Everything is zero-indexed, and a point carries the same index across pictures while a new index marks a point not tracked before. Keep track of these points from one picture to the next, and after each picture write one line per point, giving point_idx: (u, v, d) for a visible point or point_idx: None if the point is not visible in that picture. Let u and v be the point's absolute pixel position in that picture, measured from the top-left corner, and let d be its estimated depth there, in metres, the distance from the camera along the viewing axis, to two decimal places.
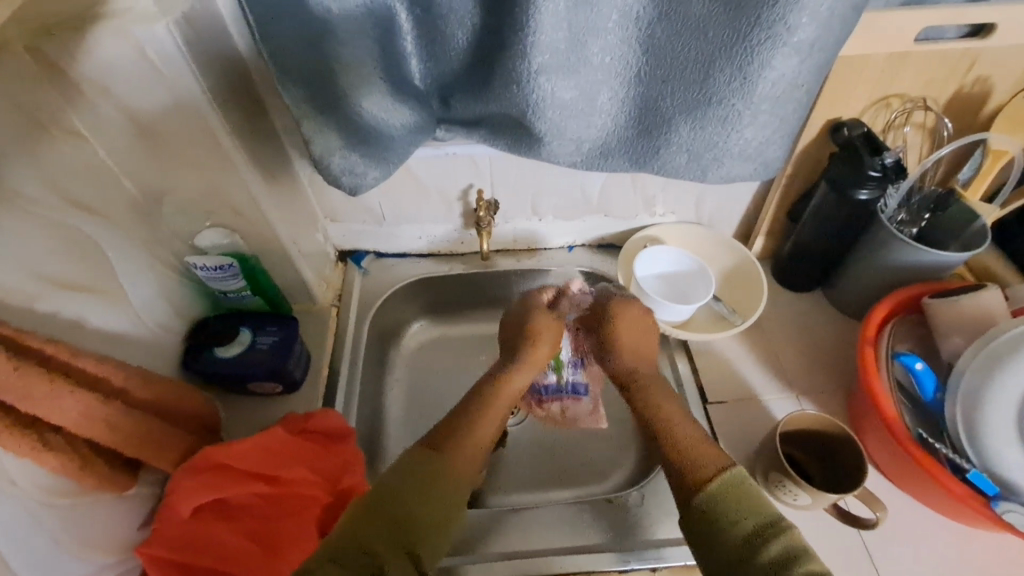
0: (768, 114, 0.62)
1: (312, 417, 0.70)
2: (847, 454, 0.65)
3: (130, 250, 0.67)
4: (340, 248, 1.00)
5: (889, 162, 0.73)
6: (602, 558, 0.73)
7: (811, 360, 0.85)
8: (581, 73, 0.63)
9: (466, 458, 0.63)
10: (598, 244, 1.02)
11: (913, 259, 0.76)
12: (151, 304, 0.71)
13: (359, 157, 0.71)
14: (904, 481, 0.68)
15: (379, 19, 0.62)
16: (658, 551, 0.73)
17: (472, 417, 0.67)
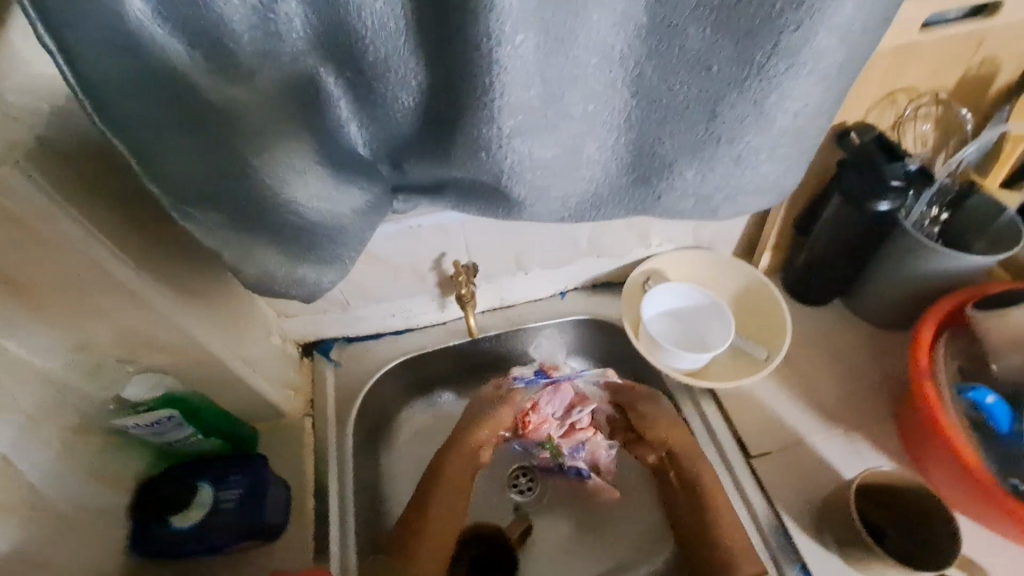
0: (785, 145, 0.53)
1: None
2: (931, 513, 0.58)
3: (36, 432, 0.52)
4: (302, 342, 0.86)
5: (912, 169, 0.65)
6: None
7: (849, 385, 0.77)
8: (560, 128, 0.51)
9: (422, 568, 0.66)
10: (592, 286, 0.92)
11: (945, 266, 0.69)
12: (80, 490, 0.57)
13: (304, 264, 0.58)
14: (1005, 531, 0.59)
15: (298, 94, 0.48)
16: None
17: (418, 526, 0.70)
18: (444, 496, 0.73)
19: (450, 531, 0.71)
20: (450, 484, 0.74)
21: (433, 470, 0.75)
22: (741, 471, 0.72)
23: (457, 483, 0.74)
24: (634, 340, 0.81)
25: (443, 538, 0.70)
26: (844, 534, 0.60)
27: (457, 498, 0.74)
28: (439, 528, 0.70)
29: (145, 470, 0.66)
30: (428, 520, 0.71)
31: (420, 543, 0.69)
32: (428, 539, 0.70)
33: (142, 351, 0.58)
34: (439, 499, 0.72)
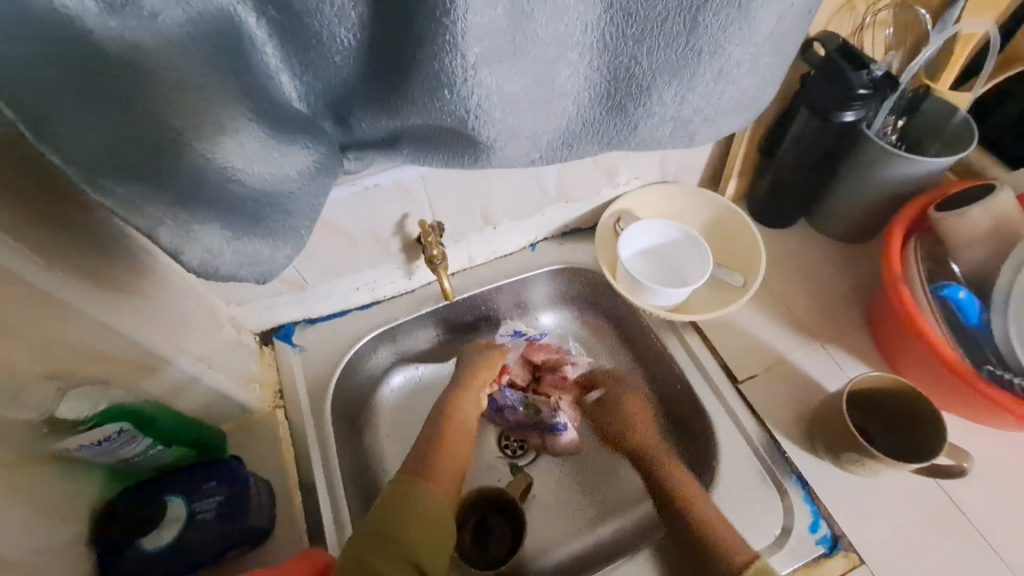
0: (763, 54, 0.50)
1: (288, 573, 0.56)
2: (918, 408, 0.61)
3: None
4: (259, 330, 0.78)
5: (877, 75, 0.64)
6: None
7: (822, 300, 0.79)
8: (529, 54, 0.46)
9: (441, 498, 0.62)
10: (562, 233, 0.88)
11: (909, 172, 0.70)
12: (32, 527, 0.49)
13: (255, 241, 0.50)
14: (976, 417, 0.63)
15: (217, 36, 0.39)
16: None
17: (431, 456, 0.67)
18: (455, 433, 0.70)
19: (460, 467, 0.68)
20: (459, 429, 0.71)
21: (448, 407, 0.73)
22: (732, 398, 0.73)
23: (467, 420, 0.73)
24: (613, 281, 0.80)
25: (456, 470, 0.67)
26: (839, 443, 0.62)
27: (467, 440, 0.71)
28: (454, 460, 0.67)
29: (102, 494, 0.58)
30: (445, 450, 0.68)
31: (439, 467, 0.65)
32: (448, 469, 0.66)
33: (72, 362, 0.49)
34: (453, 435, 0.70)
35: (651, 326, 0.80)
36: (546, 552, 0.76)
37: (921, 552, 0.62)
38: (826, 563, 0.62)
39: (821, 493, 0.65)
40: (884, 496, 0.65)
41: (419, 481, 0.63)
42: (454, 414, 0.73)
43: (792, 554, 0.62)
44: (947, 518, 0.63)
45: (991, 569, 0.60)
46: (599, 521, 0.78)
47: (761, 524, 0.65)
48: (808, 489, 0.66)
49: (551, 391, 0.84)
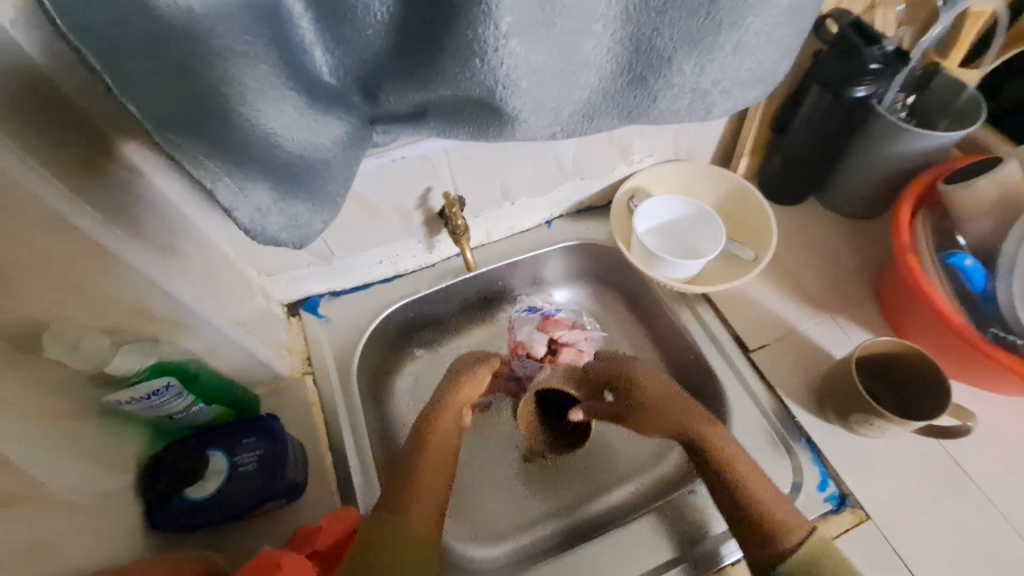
0: (780, 26, 0.53)
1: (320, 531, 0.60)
2: (925, 370, 0.63)
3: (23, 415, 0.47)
4: (286, 302, 0.81)
5: (889, 51, 0.66)
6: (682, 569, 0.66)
7: (831, 274, 0.81)
8: (556, 25, 0.48)
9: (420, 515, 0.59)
10: (577, 210, 0.91)
11: (917, 147, 0.72)
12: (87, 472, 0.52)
13: (296, 205, 0.53)
14: (981, 381, 0.65)
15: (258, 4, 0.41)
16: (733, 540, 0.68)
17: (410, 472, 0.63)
18: (434, 454, 0.66)
19: (439, 501, 0.62)
20: (435, 462, 0.65)
21: (417, 436, 0.67)
22: (744, 366, 0.76)
23: (443, 453, 0.66)
24: (628, 255, 0.82)
25: (435, 506, 0.61)
26: (848, 405, 0.65)
27: (447, 455, 0.67)
28: (431, 494, 0.62)
29: (146, 448, 0.62)
30: (420, 487, 0.62)
31: (415, 503, 0.60)
32: (423, 504, 0.60)
33: (125, 319, 0.53)
34: (425, 470, 0.63)
35: (664, 299, 0.83)
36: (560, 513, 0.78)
37: (926, 508, 0.64)
38: (833, 518, 0.65)
39: (829, 454, 0.68)
40: (890, 457, 0.67)
41: (389, 516, 0.57)
42: (439, 421, 0.69)
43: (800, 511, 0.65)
44: (950, 477, 0.66)
45: (992, 524, 0.63)
46: (613, 486, 0.80)
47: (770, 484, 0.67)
48: (816, 452, 0.68)
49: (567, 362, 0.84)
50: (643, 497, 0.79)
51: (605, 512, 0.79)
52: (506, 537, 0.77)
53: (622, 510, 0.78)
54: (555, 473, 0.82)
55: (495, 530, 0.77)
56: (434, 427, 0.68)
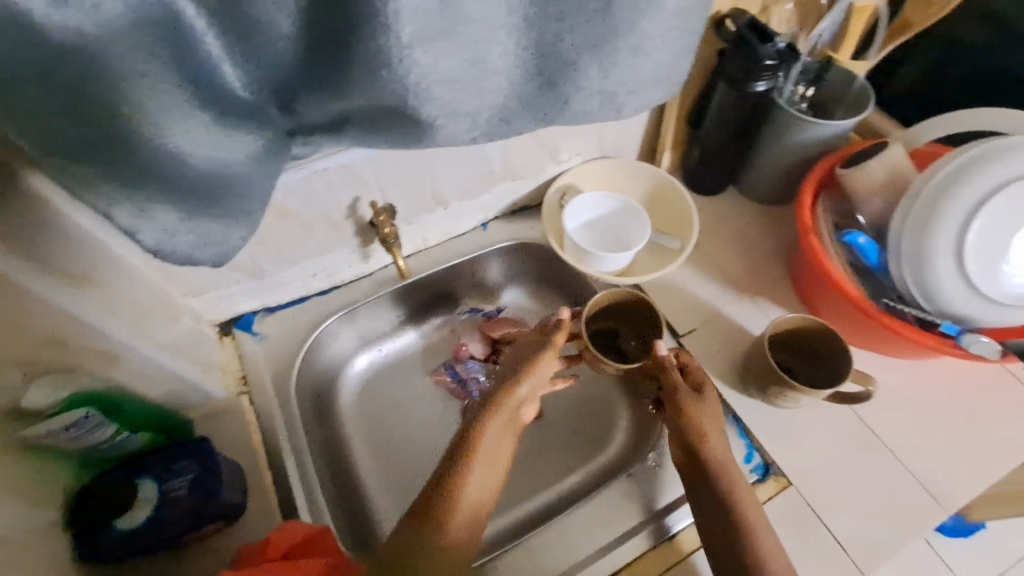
0: (674, 30, 0.56)
1: (270, 544, 0.59)
2: (830, 346, 0.68)
3: None
4: (218, 321, 0.79)
5: (782, 48, 0.70)
6: (626, 549, 0.69)
7: (750, 258, 0.86)
8: (460, 34, 0.50)
9: (454, 543, 0.54)
10: (512, 211, 0.93)
11: (816, 135, 0.77)
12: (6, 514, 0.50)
13: (210, 221, 0.52)
14: (882, 347, 0.71)
15: (153, 21, 0.40)
16: (673, 515, 0.71)
17: (453, 491, 0.57)
18: (483, 467, 0.59)
19: (483, 506, 0.58)
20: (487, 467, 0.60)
21: (472, 432, 0.60)
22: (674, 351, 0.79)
23: (495, 452, 0.61)
24: (561, 252, 0.84)
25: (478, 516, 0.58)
26: (765, 380, 0.69)
27: (495, 470, 0.60)
28: (471, 507, 0.57)
29: (70, 483, 0.59)
30: (461, 496, 0.57)
31: (455, 518, 0.55)
32: (466, 519, 0.56)
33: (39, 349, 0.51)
34: (475, 475, 0.58)
35: (599, 292, 0.86)
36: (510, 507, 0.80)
37: (841, 469, 0.69)
38: (759, 487, 0.69)
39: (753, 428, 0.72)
40: (808, 425, 0.72)
41: (422, 529, 0.54)
42: (495, 425, 0.61)
43: None
44: (861, 438, 0.71)
45: (897, 477, 0.69)
46: (561, 477, 0.82)
47: None
48: (743, 426, 0.72)
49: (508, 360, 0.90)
50: (589, 485, 0.81)
51: (554, 503, 0.81)
52: None
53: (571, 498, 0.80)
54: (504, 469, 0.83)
55: None
56: (489, 428, 0.61)
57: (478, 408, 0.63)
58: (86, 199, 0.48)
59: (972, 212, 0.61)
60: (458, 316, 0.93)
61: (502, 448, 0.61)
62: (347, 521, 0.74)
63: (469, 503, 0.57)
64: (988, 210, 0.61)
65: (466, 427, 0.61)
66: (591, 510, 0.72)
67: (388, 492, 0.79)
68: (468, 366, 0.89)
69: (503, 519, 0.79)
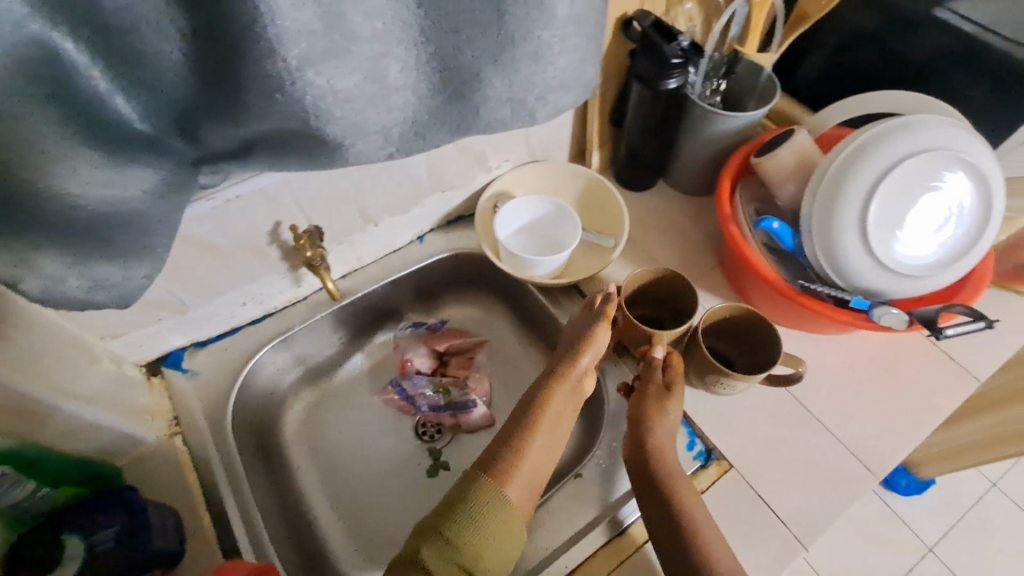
0: (574, 35, 0.57)
1: None
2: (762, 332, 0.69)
3: None
4: (143, 362, 0.76)
5: (686, 46, 0.72)
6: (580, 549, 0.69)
7: (682, 249, 0.88)
8: (354, 53, 0.49)
9: (520, 493, 0.59)
10: (448, 222, 0.92)
11: (730, 127, 0.80)
12: None
13: (105, 263, 0.49)
14: (805, 326, 0.74)
15: (21, 58, 0.38)
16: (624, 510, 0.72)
17: (516, 452, 0.60)
18: (544, 429, 0.63)
19: (539, 478, 0.62)
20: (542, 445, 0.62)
21: (539, 399, 0.64)
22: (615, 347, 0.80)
23: (556, 423, 0.64)
24: (497, 260, 0.84)
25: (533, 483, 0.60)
26: (700, 371, 0.70)
27: (552, 439, 0.64)
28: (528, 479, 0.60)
29: None
30: (524, 459, 0.60)
31: (517, 485, 0.59)
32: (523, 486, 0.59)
33: None
34: (536, 447, 0.61)
35: (539, 295, 0.86)
36: None
37: (778, 447, 0.72)
38: (702, 473, 0.70)
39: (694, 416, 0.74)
40: (745, 407, 0.74)
41: (494, 488, 0.56)
42: (557, 395, 0.65)
43: None
44: (795, 416, 0.74)
45: (830, 449, 0.72)
46: None
47: None
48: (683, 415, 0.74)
49: (455, 371, 0.89)
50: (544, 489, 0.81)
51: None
52: None
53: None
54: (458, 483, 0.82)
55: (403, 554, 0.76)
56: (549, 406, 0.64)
57: (545, 378, 0.66)
58: None
59: (872, 187, 0.65)
60: (400, 331, 0.92)
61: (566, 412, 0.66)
62: (296, 555, 0.71)
63: (535, 463, 0.61)
64: (887, 186, 0.64)
65: (531, 395, 0.65)
66: (546, 514, 0.72)
67: (339, 519, 0.78)
68: (415, 382, 0.87)
69: None
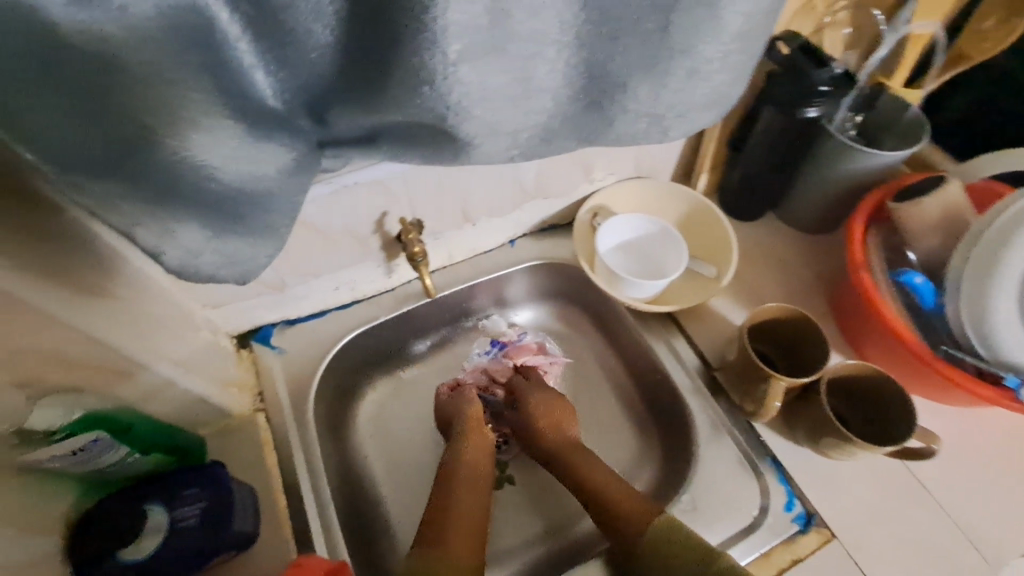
0: (735, 51, 0.52)
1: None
2: (896, 424, 0.62)
3: None
4: (237, 333, 0.77)
5: (838, 73, 0.67)
6: None
7: (790, 289, 0.82)
8: (509, 52, 0.46)
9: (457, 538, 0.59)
10: (541, 229, 0.90)
11: (867, 166, 0.73)
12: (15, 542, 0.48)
13: (234, 239, 0.47)
14: (933, 395, 0.67)
15: (185, 25, 0.36)
16: None
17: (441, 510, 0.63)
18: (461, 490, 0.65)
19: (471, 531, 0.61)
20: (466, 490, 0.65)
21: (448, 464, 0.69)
22: (709, 386, 0.75)
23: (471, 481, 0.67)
24: (591, 274, 0.81)
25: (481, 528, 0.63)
26: (816, 427, 0.65)
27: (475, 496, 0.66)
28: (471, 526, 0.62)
29: (76, 504, 0.56)
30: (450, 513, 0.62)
31: (451, 534, 0.60)
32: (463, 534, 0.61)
33: (42, 368, 0.49)
34: (462, 496, 0.64)
35: (629, 319, 0.82)
36: (530, 543, 0.75)
37: (887, 523, 0.65)
38: (801, 539, 0.65)
39: (794, 473, 0.68)
40: (852, 473, 0.68)
41: (431, 551, 0.57)
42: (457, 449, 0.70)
43: (768, 533, 0.65)
44: (909, 490, 0.67)
45: (948, 533, 0.65)
46: (584, 512, 0.77)
47: (738, 506, 0.67)
48: (782, 471, 0.69)
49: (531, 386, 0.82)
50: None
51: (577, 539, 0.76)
52: None
53: (596, 536, 0.75)
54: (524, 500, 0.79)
55: None
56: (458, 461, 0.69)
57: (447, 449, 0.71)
58: (100, 219, 0.43)
59: None
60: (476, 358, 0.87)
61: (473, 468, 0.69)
62: (360, 548, 0.70)
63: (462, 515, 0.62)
64: None
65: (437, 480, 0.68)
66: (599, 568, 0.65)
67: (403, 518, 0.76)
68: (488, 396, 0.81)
69: (526, 555, 0.75)
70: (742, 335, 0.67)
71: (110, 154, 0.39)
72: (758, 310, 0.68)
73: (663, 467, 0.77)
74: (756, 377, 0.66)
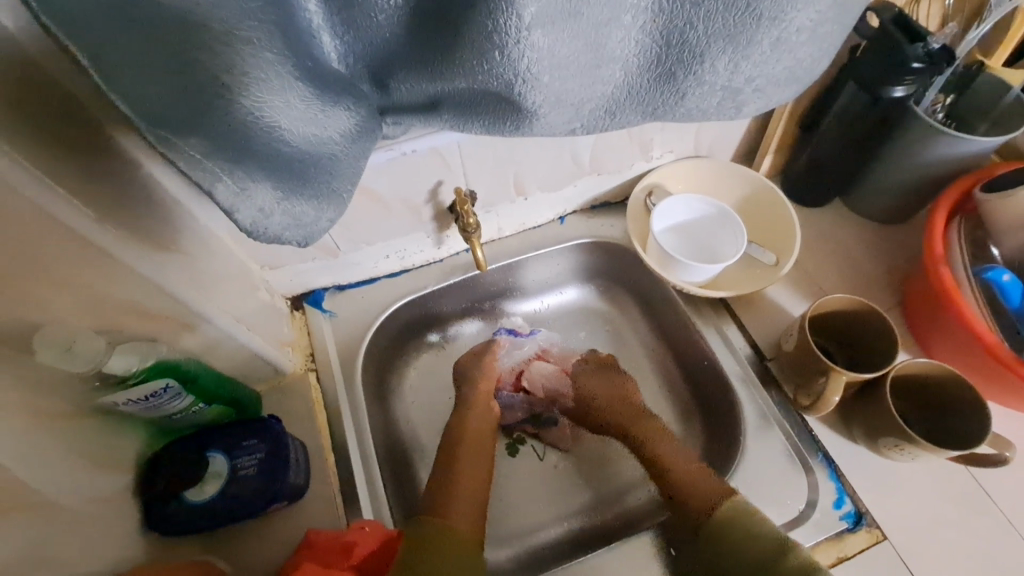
0: (822, 20, 0.49)
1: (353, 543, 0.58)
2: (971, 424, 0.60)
3: (39, 423, 0.45)
4: (290, 295, 0.79)
5: (934, 48, 0.61)
6: None
7: (855, 282, 0.78)
8: (585, 16, 0.43)
9: (463, 517, 0.63)
10: (591, 206, 0.88)
11: (954, 151, 0.67)
12: (92, 478, 0.51)
13: (300, 200, 0.48)
14: (1014, 402, 0.63)
15: None
16: None
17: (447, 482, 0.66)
18: (468, 454, 0.69)
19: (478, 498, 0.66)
20: (468, 444, 0.70)
21: (456, 431, 0.72)
22: (760, 377, 0.73)
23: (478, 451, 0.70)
24: (642, 253, 0.80)
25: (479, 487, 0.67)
26: (875, 427, 0.63)
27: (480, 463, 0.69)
28: (472, 488, 0.66)
29: (144, 448, 0.60)
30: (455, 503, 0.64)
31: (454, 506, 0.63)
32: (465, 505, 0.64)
33: (119, 319, 0.51)
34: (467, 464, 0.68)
35: (679, 302, 0.80)
36: (567, 518, 0.76)
37: (944, 528, 0.63)
38: (849, 537, 0.63)
39: (848, 472, 0.66)
40: (909, 476, 0.66)
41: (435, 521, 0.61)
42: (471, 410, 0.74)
43: (816, 528, 0.64)
44: (969, 498, 0.64)
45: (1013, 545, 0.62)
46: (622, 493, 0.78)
47: (784, 501, 0.65)
48: (833, 467, 0.67)
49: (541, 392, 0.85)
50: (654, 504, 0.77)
51: (611, 519, 0.76)
52: (514, 543, 0.75)
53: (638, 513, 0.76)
54: (562, 475, 0.79)
55: (503, 534, 0.75)
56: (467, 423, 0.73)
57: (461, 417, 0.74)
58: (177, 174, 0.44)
59: None
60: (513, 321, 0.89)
61: (483, 427, 0.74)
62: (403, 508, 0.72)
63: (472, 483, 0.67)
64: None
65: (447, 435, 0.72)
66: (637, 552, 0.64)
67: None
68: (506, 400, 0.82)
69: (560, 528, 0.76)
70: (802, 325, 0.64)
71: (188, 112, 0.40)
72: (824, 301, 0.65)
73: (706, 456, 0.75)
74: (813, 370, 0.64)
